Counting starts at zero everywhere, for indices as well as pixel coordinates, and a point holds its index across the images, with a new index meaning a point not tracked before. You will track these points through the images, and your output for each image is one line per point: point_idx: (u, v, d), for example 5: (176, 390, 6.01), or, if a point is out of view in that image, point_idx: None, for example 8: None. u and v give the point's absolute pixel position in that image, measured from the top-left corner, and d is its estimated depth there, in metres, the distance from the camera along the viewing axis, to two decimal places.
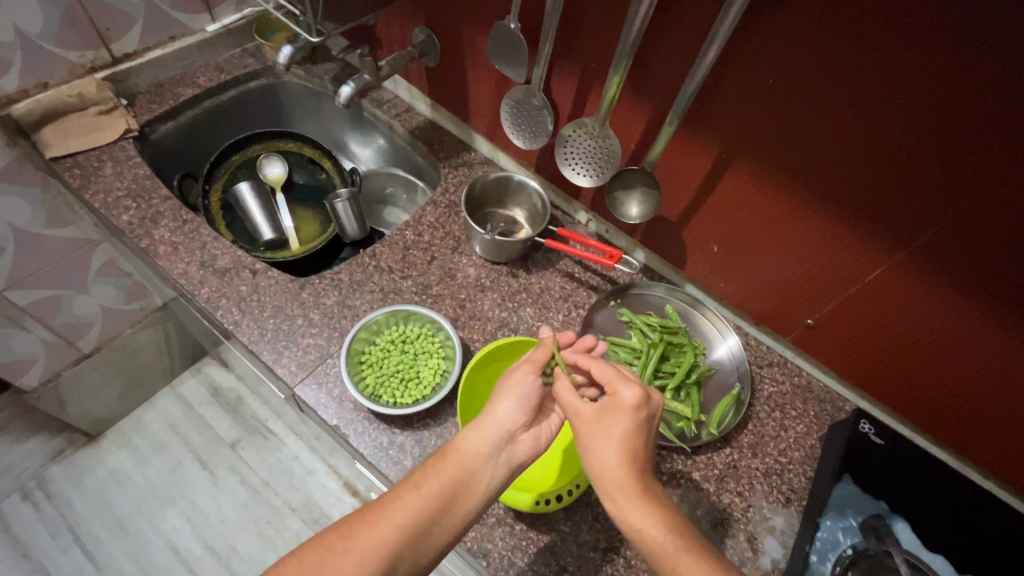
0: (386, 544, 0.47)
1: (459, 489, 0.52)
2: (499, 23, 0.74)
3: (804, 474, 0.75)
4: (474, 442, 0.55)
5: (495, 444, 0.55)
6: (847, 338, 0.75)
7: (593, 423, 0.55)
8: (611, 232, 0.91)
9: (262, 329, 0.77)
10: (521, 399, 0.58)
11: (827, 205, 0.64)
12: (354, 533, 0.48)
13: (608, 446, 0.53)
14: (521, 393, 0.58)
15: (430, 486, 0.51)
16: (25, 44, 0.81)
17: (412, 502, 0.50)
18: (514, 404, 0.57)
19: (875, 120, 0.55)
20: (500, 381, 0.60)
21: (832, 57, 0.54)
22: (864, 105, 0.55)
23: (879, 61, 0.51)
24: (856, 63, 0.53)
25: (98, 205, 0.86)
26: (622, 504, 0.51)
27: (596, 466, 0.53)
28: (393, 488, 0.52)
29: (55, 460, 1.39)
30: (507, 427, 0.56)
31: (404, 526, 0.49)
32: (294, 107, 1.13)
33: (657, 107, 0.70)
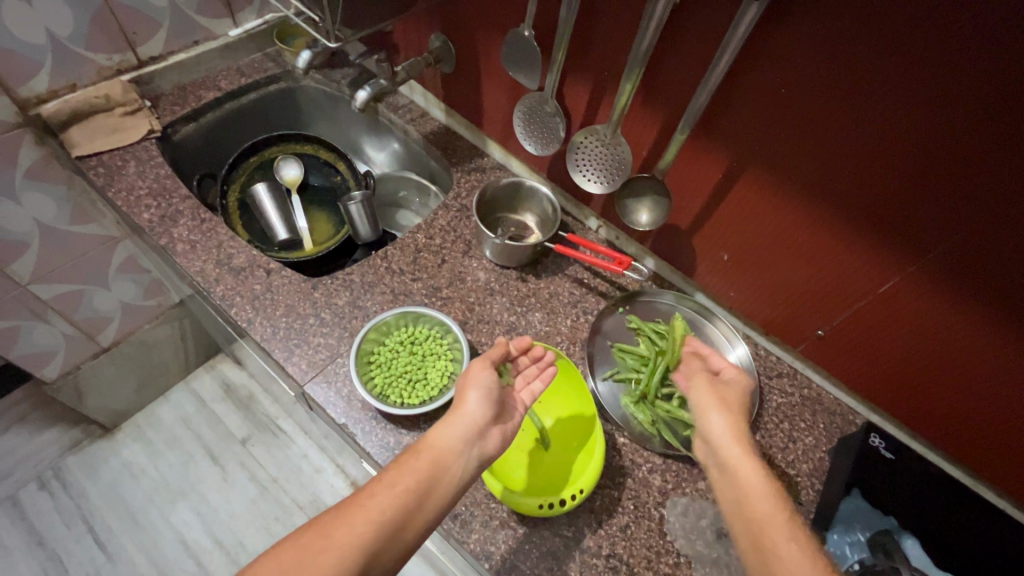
0: (361, 541, 0.47)
1: (432, 485, 0.53)
2: (514, 31, 0.75)
3: (812, 487, 0.74)
4: (445, 439, 0.55)
5: (465, 440, 0.56)
6: (859, 350, 0.74)
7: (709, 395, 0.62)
8: (621, 239, 0.91)
9: (275, 328, 0.78)
10: (483, 393, 0.60)
11: (840, 215, 0.63)
12: (328, 531, 0.47)
13: (717, 406, 0.60)
14: (481, 383, 0.61)
15: (404, 481, 0.52)
16: (56, 46, 0.84)
17: (387, 499, 0.50)
18: (480, 397, 0.60)
19: (887, 130, 0.55)
20: (460, 381, 0.62)
21: (843, 67, 0.54)
22: (876, 115, 0.54)
23: (891, 70, 0.51)
24: (867, 73, 0.53)
25: (120, 202, 0.88)
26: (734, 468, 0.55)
27: (704, 426, 0.60)
28: (367, 487, 0.52)
29: (72, 450, 1.42)
30: (477, 424, 0.58)
31: (381, 522, 0.49)
32: (312, 110, 1.16)
33: (668, 115, 0.70)
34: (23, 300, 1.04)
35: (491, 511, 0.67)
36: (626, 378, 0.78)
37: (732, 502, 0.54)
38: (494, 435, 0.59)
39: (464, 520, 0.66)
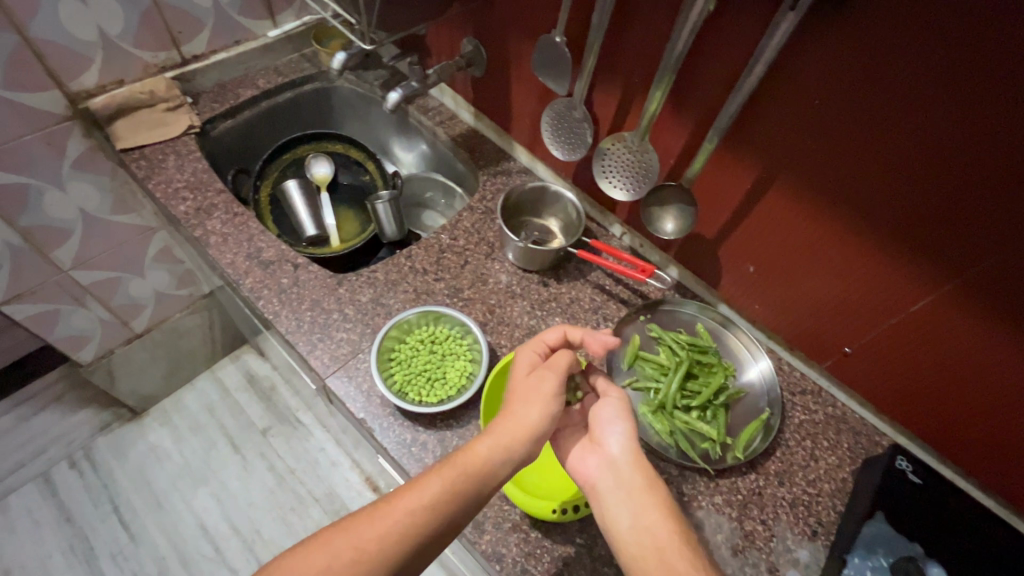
0: (392, 556, 0.48)
1: (472, 504, 0.53)
2: (545, 37, 0.76)
3: (833, 507, 0.72)
4: (487, 455, 0.55)
5: (512, 464, 0.56)
6: (888, 370, 0.72)
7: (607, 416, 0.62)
8: (645, 246, 0.90)
9: (299, 321, 0.80)
10: (539, 409, 0.59)
11: (870, 230, 0.62)
12: (360, 537, 0.49)
13: (630, 429, 0.61)
14: (547, 400, 0.59)
15: (443, 499, 0.52)
16: (107, 44, 0.88)
17: (421, 512, 0.51)
18: (536, 412, 0.58)
19: (925, 146, 0.53)
20: (519, 385, 0.61)
21: (879, 81, 0.53)
22: (913, 131, 0.53)
23: (931, 86, 0.50)
24: (905, 88, 0.52)
25: (160, 194, 0.91)
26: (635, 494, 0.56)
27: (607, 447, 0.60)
28: (403, 494, 0.51)
29: (102, 432, 1.47)
30: (529, 446, 0.57)
31: (408, 535, 0.50)
32: (343, 110, 1.18)
33: (697, 124, 0.70)
34: (65, 284, 1.09)
35: (504, 513, 0.67)
36: (645, 387, 0.78)
37: (637, 531, 0.54)
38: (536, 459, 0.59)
39: (477, 521, 0.66)
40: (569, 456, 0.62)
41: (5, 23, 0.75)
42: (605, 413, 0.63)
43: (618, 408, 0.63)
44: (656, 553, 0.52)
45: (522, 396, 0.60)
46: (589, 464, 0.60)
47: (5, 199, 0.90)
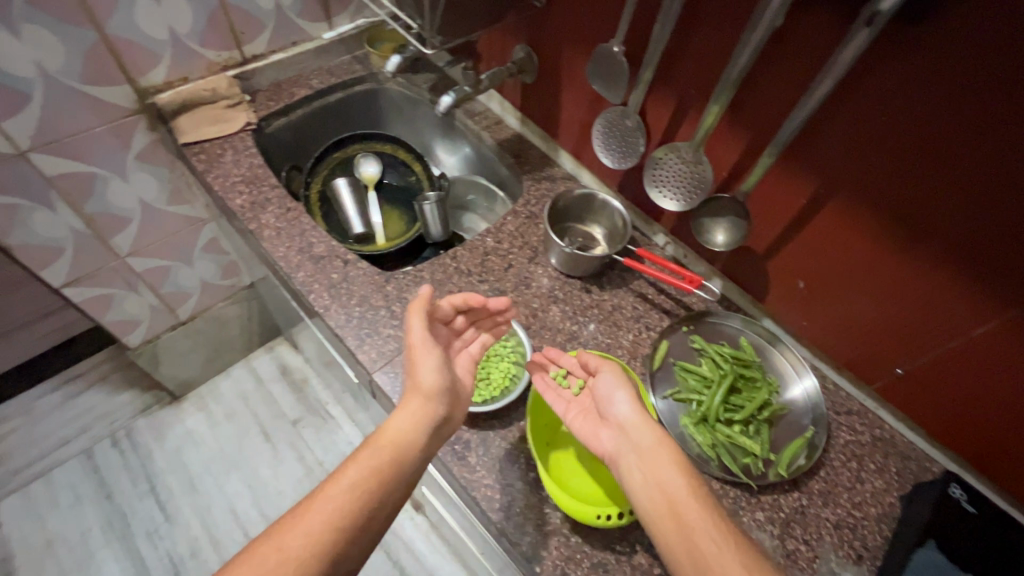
0: (326, 543, 0.52)
1: (397, 472, 0.59)
2: (603, 46, 0.76)
3: (879, 532, 0.70)
4: (400, 428, 0.61)
5: (424, 428, 0.62)
6: (941, 395, 0.70)
7: (609, 387, 0.67)
8: (689, 257, 0.90)
9: (348, 315, 0.82)
10: (432, 368, 0.65)
11: (933, 251, 0.61)
12: (286, 538, 0.52)
13: (631, 397, 0.65)
14: (422, 355, 0.65)
15: (366, 479, 0.57)
16: (176, 42, 0.91)
17: (345, 499, 0.55)
18: (431, 371, 0.65)
19: (1000, 168, 0.52)
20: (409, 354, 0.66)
21: (953, 101, 0.52)
22: (987, 152, 0.52)
23: (1011, 107, 0.49)
24: (982, 108, 0.51)
25: (218, 187, 0.95)
26: (650, 453, 0.60)
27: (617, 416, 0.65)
28: (325, 489, 0.56)
29: (143, 414, 1.53)
30: (436, 407, 0.64)
31: (339, 521, 0.54)
32: (391, 112, 1.20)
33: (754, 137, 0.69)
34: (120, 271, 1.14)
35: (544, 516, 0.67)
36: (688, 399, 0.77)
37: (652, 489, 0.58)
38: (454, 416, 0.66)
39: (518, 522, 0.67)
40: (581, 432, 0.66)
41: (85, 20, 0.79)
42: (604, 386, 0.67)
43: (614, 381, 0.67)
44: (669, 509, 0.56)
45: (409, 370, 0.65)
46: (604, 438, 0.64)
47: (73, 186, 0.95)
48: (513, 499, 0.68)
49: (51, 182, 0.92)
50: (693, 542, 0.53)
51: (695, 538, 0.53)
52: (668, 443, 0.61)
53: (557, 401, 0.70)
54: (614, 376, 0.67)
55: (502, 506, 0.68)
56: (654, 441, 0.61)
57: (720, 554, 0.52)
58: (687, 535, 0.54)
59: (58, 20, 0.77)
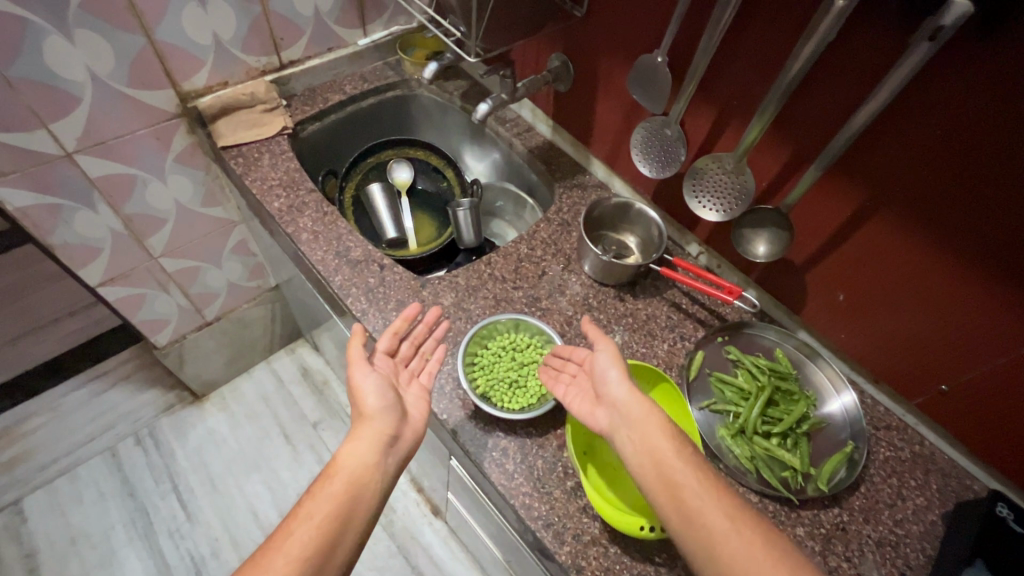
0: None
1: (358, 499, 0.59)
2: (646, 57, 0.76)
3: (922, 550, 0.69)
4: (356, 452, 0.61)
5: (378, 451, 0.62)
6: (983, 411, 0.69)
7: (604, 362, 0.66)
8: (723, 268, 0.90)
9: (385, 320, 0.82)
10: (380, 390, 0.67)
11: (986, 266, 0.60)
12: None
13: (624, 371, 0.65)
14: (360, 374, 0.67)
15: (327, 511, 0.57)
16: (218, 47, 0.93)
17: (308, 537, 0.54)
18: (377, 393, 0.66)
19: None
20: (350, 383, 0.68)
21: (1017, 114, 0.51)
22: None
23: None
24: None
25: (255, 190, 0.96)
26: (639, 424, 0.60)
27: (609, 392, 0.64)
28: (285, 530, 0.55)
29: (166, 413, 1.54)
30: (385, 427, 0.64)
31: (302, 557, 0.53)
32: (420, 118, 1.21)
33: (799, 148, 0.69)
34: (153, 271, 1.15)
35: (583, 526, 0.67)
36: (724, 410, 0.77)
37: (639, 454, 0.59)
38: (406, 435, 0.67)
39: (556, 530, 0.67)
40: (576, 410, 0.67)
41: (135, 25, 0.81)
42: (598, 364, 0.66)
43: (610, 357, 0.66)
44: (656, 472, 0.57)
45: (353, 399, 0.67)
46: (599, 415, 0.65)
47: (114, 188, 0.96)
48: (552, 508, 0.68)
49: (94, 184, 0.93)
50: (680, 499, 0.55)
51: (681, 495, 0.55)
52: (655, 410, 0.61)
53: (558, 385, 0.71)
54: (608, 355, 0.66)
55: (541, 515, 0.67)
56: (644, 412, 0.61)
57: (704, 505, 0.54)
58: (673, 495, 0.55)
59: (110, 25, 0.79)
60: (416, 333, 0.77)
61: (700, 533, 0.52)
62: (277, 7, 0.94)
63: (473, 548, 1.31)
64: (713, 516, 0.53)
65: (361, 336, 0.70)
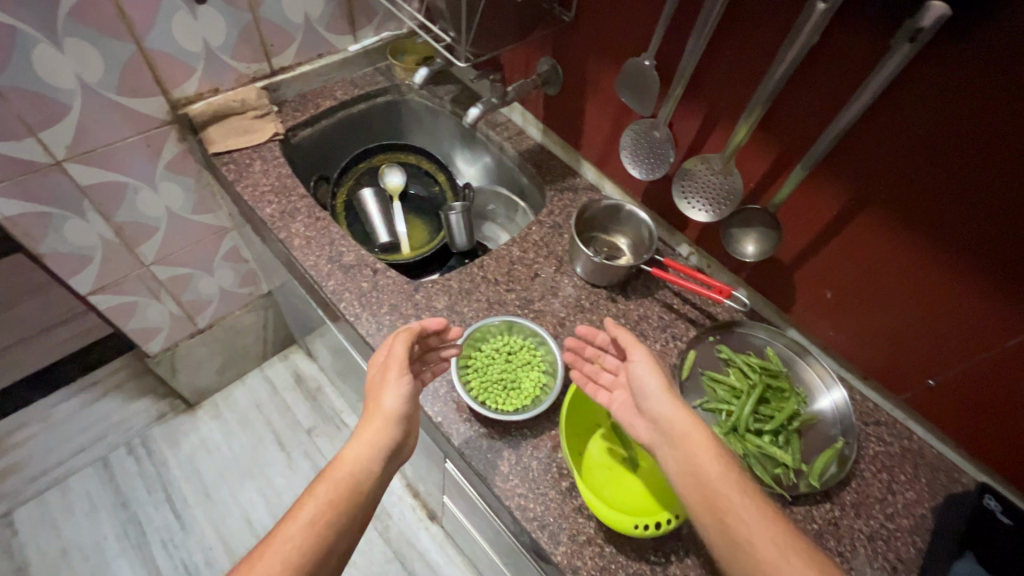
0: None
1: (356, 504, 0.59)
2: (634, 60, 0.77)
3: (913, 544, 0.70)
4: (359, 456, 0.61)
5: (381, 456, 0.62)
6: (970, 406, 0.70)
7: (642, 372, 0.63)
8: (713, 268, 0.91)
9: (378, 324, 0.82)
10: (398, 399, 0.64)
11: (971, 263, 0.61)
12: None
13: (662, 381, 0.62)
14: (397, 379, 0.65)
15: (324, 512, 0.57)
16: (209, 55, 0.93)
17: (305, 536, 0.55)
18: (396, 401, 0.64)
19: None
20: (373, 384, 0.66)
21: (999, 112, 0.52)
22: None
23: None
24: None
25: (247, 197, 0.96)
26: (683, 440, 0.58)
27: (651, 406, 0.62)
28: (282, 527, 0.55)
29: (158, 422, 1.53)
30: (392, 433, 0.63)
31: (297, 557, 0.53)
32: (411, 122, 1.21)
33: (785, 149, 0.70)
34: (144, 278, 1.15)
35: (578, 526, 0.67)
36: (717, 409, 0.77)
37: (683, 474, 0.57)
38: (407, 440, 0.66)
39: (552, 531, 0.67)
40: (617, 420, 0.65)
41: (125, 33, 0.81)
42: (635, 374, 0.63)
43: (647, 367, 0.63)
44: (703, 493, 0.55)
45: (370, 397, 0.65)
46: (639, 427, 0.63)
47: (104, 196, 0.96)
48: (547, 508, 0.68)
49: (84, 192, 0.93)
50: (727, 524, 0.53)
51: (729, 519, 0.53)
52: (700, 425, 0.59)
53: (599, 391, 0.70)
54: (647, 365, 0.63)
55: (536, 516, 0.68)
56: (687, 427, 0.59)
57: (754, 530, 0.52)
58: (719, 520, 0.53)
59: (100, 33, 0.79)
60: (429, 341, 0.73)
61: (751, 563, 0.51)
62: (267, 14, 0.95)
63: (469, 551, 1.31)
64: (762, 546, 0.51)
65: (407, 339, 0.67)
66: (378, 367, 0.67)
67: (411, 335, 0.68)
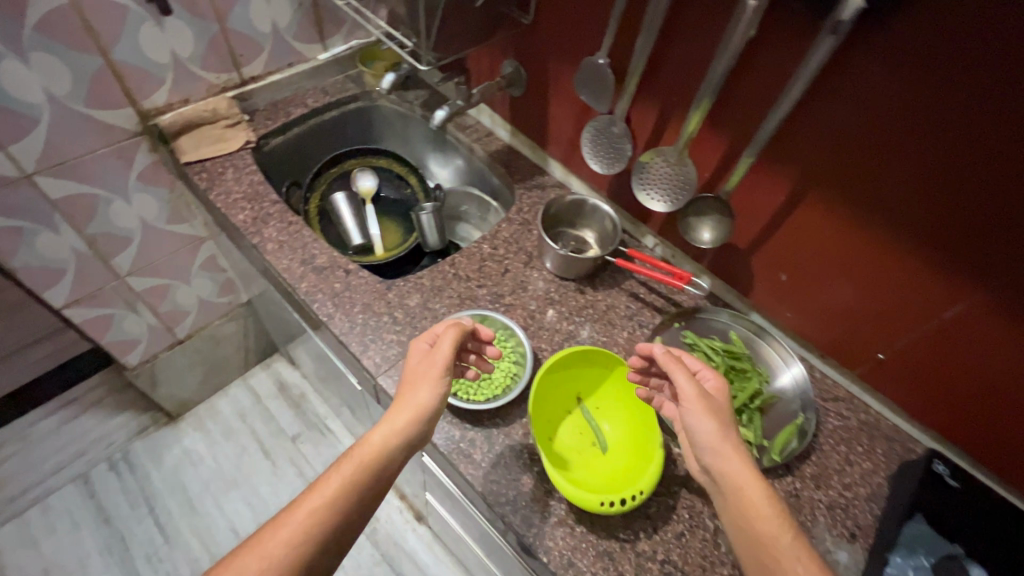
0: (302, 553, 0.54)
1: (372, 487, 0.60)
2: (589, 59, 0.80)
3: (870, 511, 0.73)
4: (384, 444, 0.62)
5: (405, 447, 0.63)
6: (920, 376, 0.73)
7: (694, 415, 0.60)
8: (677, 257, 0.94)
9: (352, 323, 0.84)
10: (433, 394, 0.65)
11: (909, 238, 0.64)
12: (265, 548, 0.53)
13: (715, 427, 0.59)
14: (437, 377, 0.66)
15: (344, 490, 0.58)
16: (177, 65, 0.95)
17: (323, 510, 0.56)
18: (431, 395, 0.65)
19: (975, 156, 0.55)
20: (412, 373, 0.67)
21: (927, 95, 0.55)
22: (959, 141, 0.56)
23: (985, 98, 0.52)
24: (954, 100, 0.54)
25: (220, 204, 0.97)
26: (739, 492, 0.56)
27: (705, 453, 0.59)
28: (305, 498, 0.57)
29: (140, 436, 1.52)
30: (419, 426, 0.64)
31: (314, 529, 0.55)
32: (383, 128, 1.24)
33: (734, 139, 0.73)
34: (120, 290, 1.15)
35: (549, 508, 0.69)
36: None
37: (740, 527, 0.55)
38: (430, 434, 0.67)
39: (524, 514, 0.69)
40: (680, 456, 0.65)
41: (92, 46, 0.82)
42: (687, 417, 0.61)
43: (699, 412, 0.60)
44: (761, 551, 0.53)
45: (406, 385, 0.67)
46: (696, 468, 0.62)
47: (76, 208, 0.97)
48: (519, 492, 0.70)
49: (56, 205, 0.94)
50: None
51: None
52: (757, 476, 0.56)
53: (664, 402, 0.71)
54: (698, 410, 0.60)
55: (508, 500, 0.70)
56: (742, 479, 0.56)
57: None
58: None
59: (65, 46, 0.80)
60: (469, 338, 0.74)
61: None
62: (234, 24, 0.96)
63: (457, 551, 1.32)
64: None
65: (455, 337, 0.68)
66: (423, 360, 0.68)
67: (459, 335, 0.69)
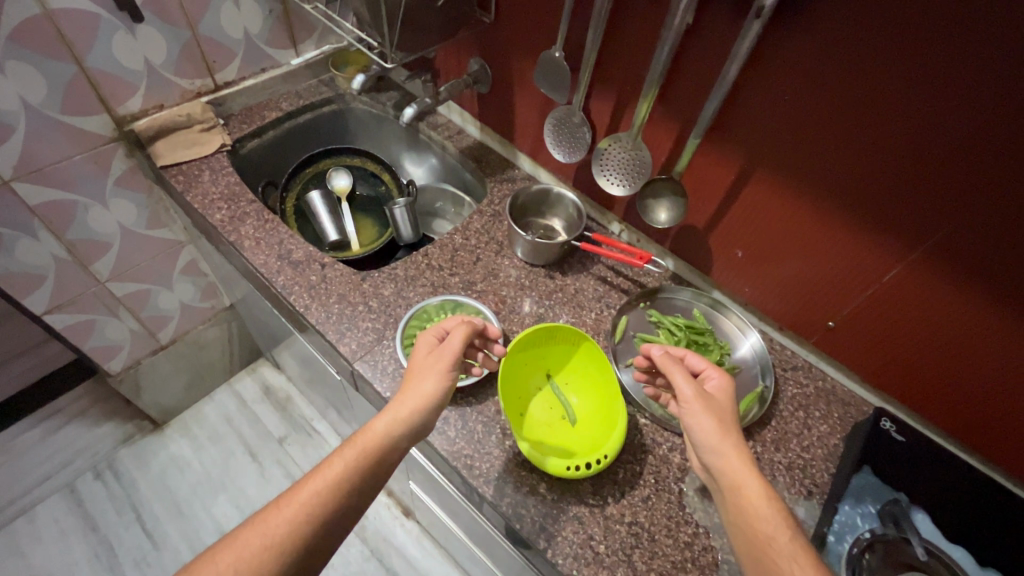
0: (303, 532, 0.56)
1: (373, 471, 0.62)
2: (546, 53, 0.85)
3: (827, 470, 0.77)
4: (385, 430, 0.64)
5: (406, 435, 0.65)
6: (868, 340, 0.78)
7: (694, 412, 0.63)
8: (642, 241, 0.98)
9: (328, 312, 0.87)
10: (437, 386, 0.68)
11: (846, 207, 0.69)
12: (269, 525, 0.55)
13: (714, 423, 0.62)
14: (444, 370, 0.69)
15: (346, 473, 0.60)
16: (151, 72, 0.97)
17: (324, 492, 0.58)
18: (435, 386, 0.68)
19: (897, 126, 0.60)
20: (419, 366, 0.71)
21: (851, 71, 0.60)
22: (884, 111, 0.60)
23: (898, 71, 0.57)
24: (876, 73, 0.59)
25: (197, 205, 0.99)
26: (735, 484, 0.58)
27: (704, 448, 0.62)
28: (308, 480, 0.59)
29: (126, 443, 1.53)
30: (422, 415, 0.67)
31: (312, 509, 0.57)
32: (358, 130, 1.27)
33: (683, 123, 0.78)
34: (102, 296, 1.17)
35: (522, 479, 0.73)
36: None
37: (738, 519, 0.56)
38: (430, 426, 0.69)
39: (498, 486, 0.72)
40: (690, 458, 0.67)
41: (65, 55, 0.85)
42: (687, 415, 0.63)
43: (699, 410, 0.63)
44: (759, 542, 0.54)
45: (411, 375, 0.70)
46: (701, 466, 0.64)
47: (55, 214, 0.99)
48: (493, 465, 0.74)
49: (34, 211, 0.96)
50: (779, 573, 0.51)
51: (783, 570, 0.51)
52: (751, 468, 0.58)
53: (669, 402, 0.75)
54: (697, 408, 0.63)
55: (482, 473, 0.73)
56: (741, 473, 0.58)
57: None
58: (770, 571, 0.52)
59: (39, 54, 0.82)
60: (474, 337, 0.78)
61: None
62: (206, 31, 0.99)
63: (446, 543, 1.34)
64: None
65: (465, 335, 0.72)
66: (431, 354, 0.72)
67: (469, 332, 0.73)
